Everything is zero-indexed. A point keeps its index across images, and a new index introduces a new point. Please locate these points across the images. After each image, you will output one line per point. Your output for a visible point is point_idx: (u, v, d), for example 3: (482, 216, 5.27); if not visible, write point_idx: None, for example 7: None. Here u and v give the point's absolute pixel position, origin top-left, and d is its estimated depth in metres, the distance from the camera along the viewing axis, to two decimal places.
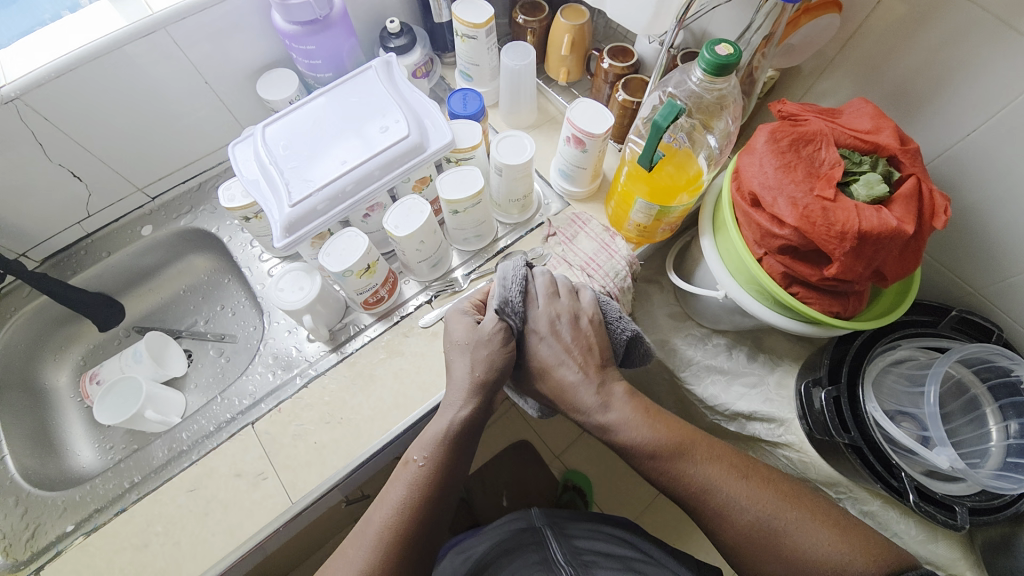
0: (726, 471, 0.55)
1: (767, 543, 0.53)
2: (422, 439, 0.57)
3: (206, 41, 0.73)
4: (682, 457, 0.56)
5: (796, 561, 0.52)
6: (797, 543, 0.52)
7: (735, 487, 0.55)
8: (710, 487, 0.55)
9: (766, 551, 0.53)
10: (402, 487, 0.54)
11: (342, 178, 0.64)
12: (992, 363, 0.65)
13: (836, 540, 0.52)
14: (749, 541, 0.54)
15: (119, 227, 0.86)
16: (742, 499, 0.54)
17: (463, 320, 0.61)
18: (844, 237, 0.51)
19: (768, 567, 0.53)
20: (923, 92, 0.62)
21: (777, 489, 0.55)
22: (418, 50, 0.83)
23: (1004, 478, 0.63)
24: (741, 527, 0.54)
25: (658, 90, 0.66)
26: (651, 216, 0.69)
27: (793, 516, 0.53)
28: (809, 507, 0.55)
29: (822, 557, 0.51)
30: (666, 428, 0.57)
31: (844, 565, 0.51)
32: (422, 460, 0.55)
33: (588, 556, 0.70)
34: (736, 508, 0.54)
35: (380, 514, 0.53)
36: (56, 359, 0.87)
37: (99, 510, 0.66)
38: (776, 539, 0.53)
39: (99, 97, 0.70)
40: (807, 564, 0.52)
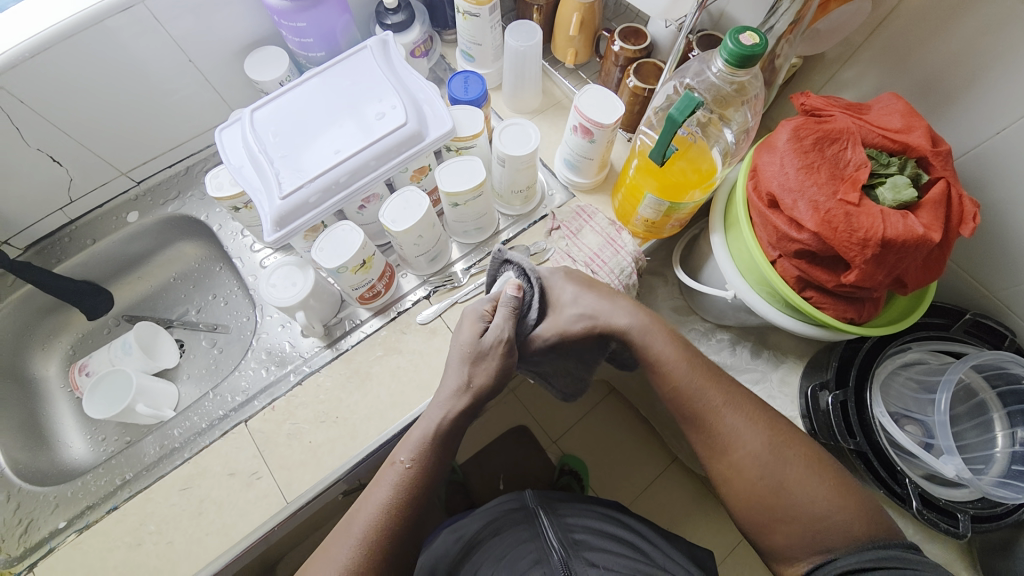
0: (743, 407, 0.56)
1: (761, 477, 0.53)
2: (408, 440, 0.56)
3: (189, 15, 0.68)
4: (701, 381, 0.57)
5: (779, 499, 0.52)
6: (790, 484, 0.52)
7: (743, 418, 0.55)
8: (718, 411, 0.56)
9: (754, 485, 0.53)
10: (387, 487, 0.53)
11: (336, 168, 0.61)
12: (1005, 371, 0.63)
13: (830, 490, 0.51)
14: (743, 471, 0.54)
15: (103, 213, 0.82)
16: (747, 429, 0.54)
17: (474, 323, 0.58)
18: (866, 244, 0.48)
19: (753, 501, 0.53)
20: (954, 84, 0.57)
21: (784, 432, 0.55)
22: (417, 27, 0.78)
23: (1008, 486, 0.62)
24: (738, 458, 0.54)
25: (674, 79, 0.62)
26: (660, 212, 0.65)
27: (792, 457, 0.53)
28: (809, 453, 0.54)
29: (812, 501, 0.51)
30: (692, 360, 0.58)
31: (833, 515, 0.50)
32: (407, 461, 0.54)
33: (579, 534, 0.67)
34: (739, 435, 0.54)
35: (366, 513, 0.52)
36: (44, 349, 0.85)
37: (91, 507, 0.65)
38: (770, 475, 0.52)
39: (78, 77, 0.66)
40: (789, 505, 0.51)
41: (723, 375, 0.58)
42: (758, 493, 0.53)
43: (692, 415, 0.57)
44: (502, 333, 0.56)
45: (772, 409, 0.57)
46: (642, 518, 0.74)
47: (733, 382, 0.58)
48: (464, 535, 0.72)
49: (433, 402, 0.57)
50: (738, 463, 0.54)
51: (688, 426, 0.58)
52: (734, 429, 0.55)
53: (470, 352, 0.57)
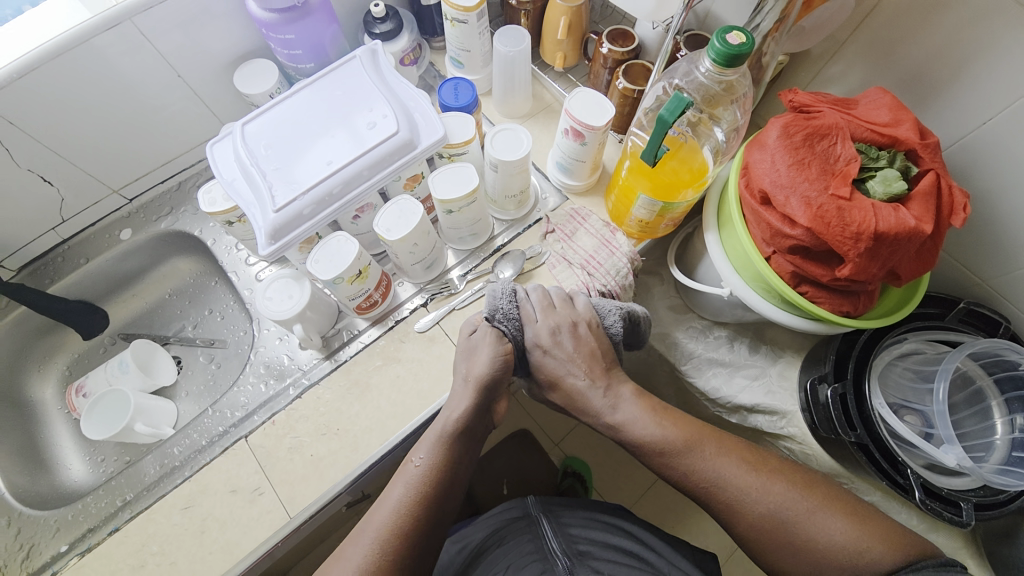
0: (737, 463, 0.56)
1: (778, 537, 0.53)
2: (422, 443, 0.57)
3: (177, 30, 0.68)
4: (689, 452, 0.56)
5: (807, 551, 0.52)
6: (811, 533, 0.52)
7: (744, 479, 0.55)
8: (720, 483, 0.55)
9: (776, 540, 0.53)
10: (402, 486, 0.54)
11: (329, 180, 0.61)
12: (1001, 358, 0.64)
13: (847, 528, 0.52)
14: (759, 534, 0.54)
15: (97, 231, 0.82)
16: (751, 493, 0.54)
17: (465, 327, 0.63)
18: (859, 238, 0.49)
19: (783, 556, 0.53)
20: (938, 77, 0.58)
21: (786, 478, 0.55)
22: (405, 35, 0.78)
23: (1009, 473, 0.62)
24: (754, 521, 0.54)
25: (663, 80, 0.63)
26: (653, 212, 0.66)
27: (802, 506, 0.53)
28: (816, 495, 0.54)
29: (837, 547, 0.51)
30: (672, 424, 0.58)
31: (866, 552, 0.50)
32: (419, 460, 0.56)
33: (583, 546, 0.67)
34: (744, 499, 0.54)
35: (380, 514, 0.52)
36: (40, 371, 0.84)
37: (93, 530, 0.64)
38: (787, 533, 0.53)
39: (66, 96, 0.66)
40: (819, 552, 0.52)
41: (712, 435, 0.58)
42: (784, 552, 0.53)
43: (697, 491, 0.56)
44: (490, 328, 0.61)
45: (767, 457, 0.57)
46: (645, 522, 0.74)
47: (724, 444, 0.58)
48: (468, 542, 0.72)
49: (447, 405, 0.59)
50: (753, 526, 0.54)
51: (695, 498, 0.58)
52: (739, 495, 0.54)
53: (466, 352, 0.61)
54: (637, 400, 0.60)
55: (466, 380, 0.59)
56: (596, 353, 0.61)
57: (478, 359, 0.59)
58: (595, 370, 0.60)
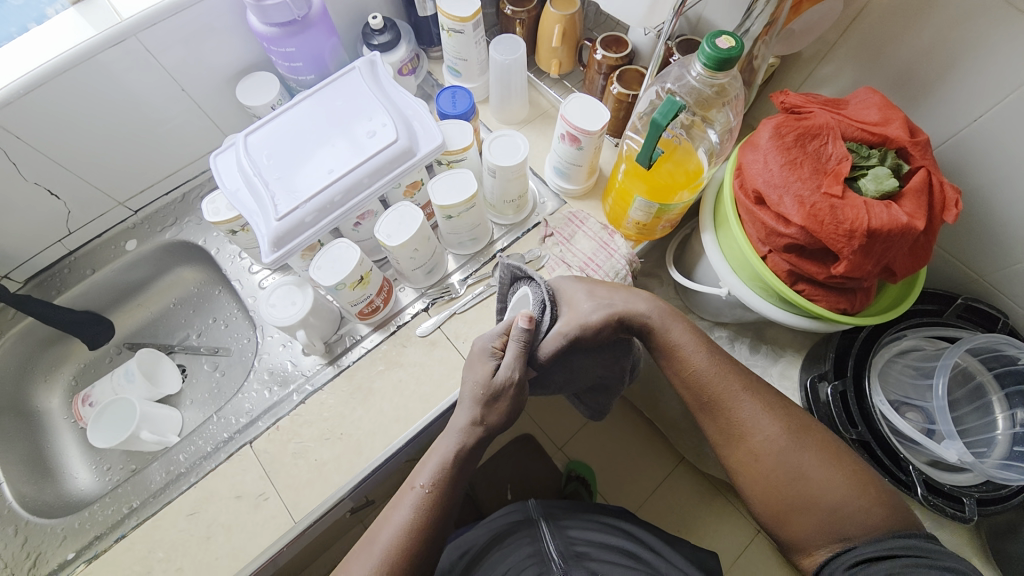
0: (762, 397, 0.57)
1: (775, 468, 0.54)
2: (425, 466, 0.56)
3: (180, 45, 0.70)
4: (717, 370, 0.58)
5: (797, 487, 0.53)
6: (804, 472, 0.53)
7: (759, 407, 0.56)
8: (740, 399, 0.57)
9: (771, 469, 0.54)
10: (408, 510, 0.53)
11: (330, 188, 0.62)
12: (1000, 352, 0.64)
13: (847, 480, 0.53)
14: (756, 457, 0.55)
15: (102, 242, 0.83)
16: (761, 418, 0.56)
17: (485, 361, 0.56)
18: (853, 235, 0.49)
19: (772, 493, 0.54)
20: (927, 76, 0.59)
21: (800, 422, 0.56)
22: (403, 46, 0.80)
23: (1010, 468, 0.62)
24: (756, 445, 0.55)
25: (656, 85, 0.64)
26: (650, 214, 0.66)
27: (807, 448, 0.54)
28: (825, 444, 0.55)
29: (828, 492, 0.52)
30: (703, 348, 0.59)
31: (851, 504, 0.51)
32: (426, 486, 0.54)
33: (581, 547, 0.67)
34: (756, 422, 0.56)
35: (387, 535, 0.52)
36: (47, 381, 0.85)
37: (99, 537, 0.65)
38: (785, 466, 0.54)
39: (73, 110, 0.67)
40: (810, 494, 0.53)
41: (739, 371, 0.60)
42: (773, 483, 0.54)
43: (709, 403, 0.58)
44: (512, 372, 0.55)
45: (789, 401, 0.58)
46: (649, 523, 0.74)
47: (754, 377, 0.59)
48: (468, 547, 0.72)
49: (450, 428, 0.57)
50: (753, 451, 0.55)
51: (700, 413, 0.59)
52: (750, 416, 0.56)
53: (483, 395, 0.55)
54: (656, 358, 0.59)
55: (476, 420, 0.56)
56: None
57: (497, 407, 0.56)
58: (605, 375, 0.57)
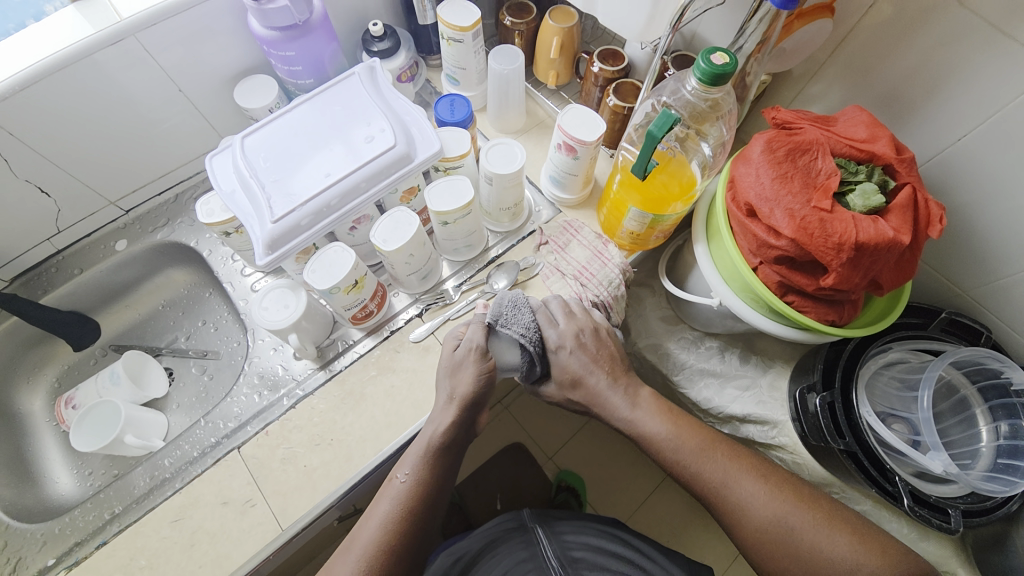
0: (745, 471, 0.57)
1: (780, 546, 0.54)
2: (406, 457, 0.58)
3: (179, 46, 0.70)
4: (699, 453, 0.58)
5: (809, 563, 0.53)
6: (809, 540, 0.53)
7: (751, 484, 0.56)
8: (727, 483, 0.56)
9: (780, 551, 0.54)
10: (387, 502, 0.55)
11: (326, 192, 0.62)
12: (983, 366, 0.66)
13: (851, 542, 0.53)
14: (760, 541, 0.54)
15: (91, 242, 0.82)
16: (756, 497, 0.55)
17: (450, 341, 0.63)
18: (841, 249, 0.50)
19: (782, 566, 0.54)
20: (914, 97, 0.61)
21: (793, 491, 0.56)
22: (402, 53, 0.80)
23: (995, 480, 0.63)
24: (759, 528, 0.54)
25: (652, 98, 0.65)
26: (644, 224, 0.67)
27: (805, 519, 0.54)
28: (821, 509, 0.55)
29: (839, 562, 0.52)
30: (684, 426, 0.60)
31: (864, 567, 0.51)
32: (404, 476, 0.56)
33: (577, 552, 0.67)
34: (750, 503, 0.55)
35: (367, 531, 0.53)
36: (29, 383, 0.83)
37: (80, 543, 0.63)
38: (788, 540, 0.53)
39: (67, 108, 0.67)
40: (821, 565, 0.52)
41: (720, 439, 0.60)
42: (782, 557, 0.54)
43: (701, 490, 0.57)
44: (472, 342, 0.60)
45: (775, 466, 0.58)
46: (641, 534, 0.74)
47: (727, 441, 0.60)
48: (462, 554, 0.70)
49: (430, 419, 0.60)
50: (758, 535, 0.54)
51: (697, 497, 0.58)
52: (745, 499, 0.55)
53: (451, 368, 0.60)
54: (653, 404, 0.62)
55: (450, 399, 0.59)
56: (607, 385, 0.62)
57: (463, 376, 0.59)
58: (611, 389, 0.61)
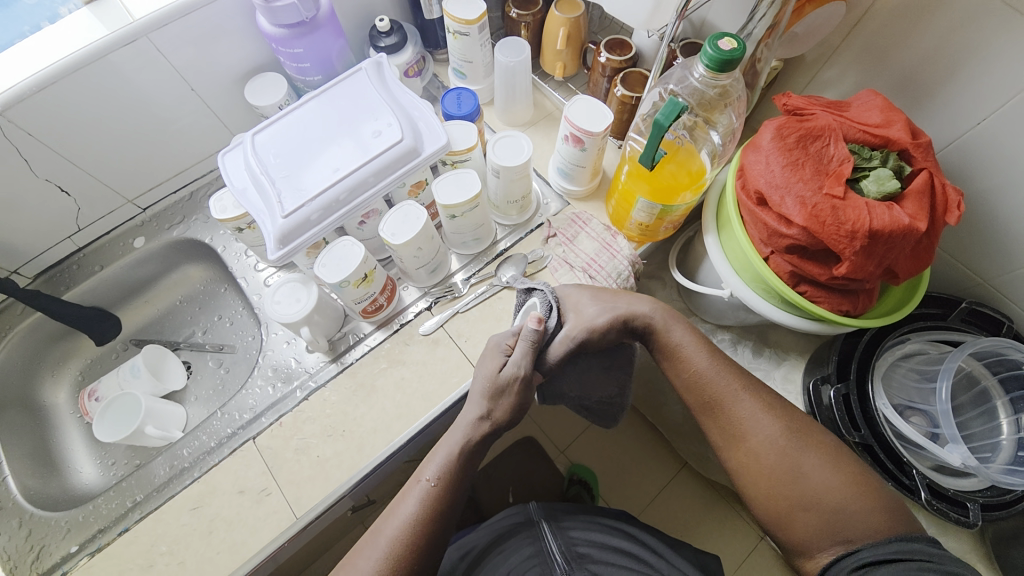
0: (759, 396, 0.59)
1: (772, 466, 0.55)
2: (432, 458, 0.58)
3: (191, 46, 0.71)
4: (711, 371, 0.60)
5: (798, 489, 0.54)
6: (801, 470, 0.54)
7: (761, 408, 0.58)
8: (737, 399, 0.58)
9: (773, 473, 0.55)
10: (413, 502, 0.56)
11: (335, 186, 0.63)
12: (1005, 356, 0.64)
13: (845, 480, 0.53)
14: (755, 458, 0.56)
15: (111, 239, 0.85)
16: (761, 417, 0.57)
17: (496, 357, 0.59)
18: (854, 236, 0.49)
19: (770, 488, 0.55)
20: (931, 80, 0.59)
21: (797, 422, 0.57)
22: (409, 48, 0.81)
23: (1015, 473, 0.62)
24: (756, 444, 0.56)
25: (659, 86, 0.64)
26: (653, 215, 0.67)
27: (805, 446, 0.55)
28: (822, 441, 0.56)
29: (828, 493, 0.53)
30: (702, 351, 0.61)
31: (850, 505, 0.52)
32: (432, 478, 0.56)
33: (582, 548, 0.67)
34: (755, 424, 0.57)
35: (392, 528, 0.54)
36: (54, 376, 0.86)
37: (103, 530, 0.65)
38: (782, 463, 0.55)
39: (84, 108, 0.68)
40: (810, 493, 0.53)
41: (735, 367, 0.61)
42: (771, 477, 0.55)
43: (708, 405, 0.59)
44: (519, 368, 0.57)
45: (788, 403, 0.59)
46: (650, 528, 0.73)
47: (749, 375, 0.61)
48: (468, 549, 0.72)
49: (460, 422, 0.60)
50: (753, 451, 0.56)
51: (703, 416, 0.60)
52: (750, 416, 0.57)
53: (491, 390, 0.58)
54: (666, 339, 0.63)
55: (483, 416, 0.58)
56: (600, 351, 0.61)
57: (502, 402, 0.58)
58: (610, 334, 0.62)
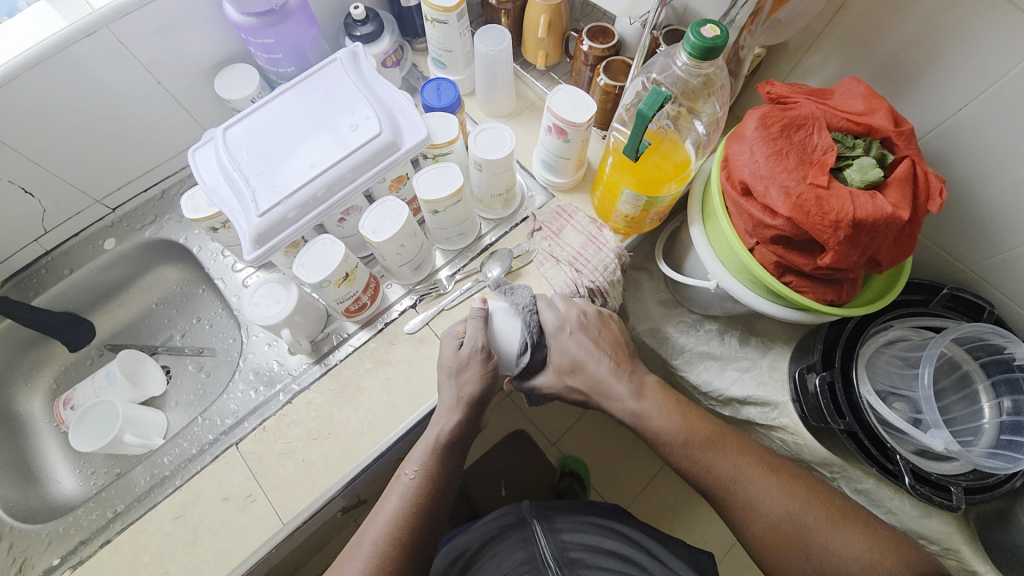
0: (757, 469, 0.57)
1: (787, 543, 0.55)
2: (414, 453, 0.58)
3: (156, 36, 0.68)
4: (706, 446, 0.58)
5: (822, 562, 0.54)
6: (820, 539, 0.54)
7: (762, 485, 0.56)
8: (737, 480, 0.57)
9: (792, 549, 0.55)
10: (397, 498, 0.56)
11: (312, 183, 0.61)
12: (985, 342, 0.65)
13: (862, 539, 0.54)
14: (771, 537, 0.55)
15: (80, 241, 0.81)
16: (768, 496, 0.56)
17: (449, 341, 0.61)
18: (838, 226, 0.49)
19: (792, 567, 0.55)
20: (914, 67, 0.59)
21: (802, 488, 0.57)
22: (386, 37, 0.78)
23: (998, 456, 0.63)
24: (768, 525, 0.55)
25: (642, 75, 0.63)
26: (638, 207, 0.66)
27: (815, 516, 0.55)
28: (829, 504, 0.56)
29: (850, 561, 0.53)
30: (695, 422, 0.59)
31: (874, 567, 0.52)
32: (413, 472, 0.56)
33: (575, 552, 0.67)
34: (762, 504, 0.56)
35: (376, 525, 0.54)
36: (27, 385, 0.83)
37: (84, 542, 0.64)
38: (799, 540, 0.54)
39: (44, 104, 0.65)
40: (834, 565, 0.53)
41: (726, 433, 0.60)
42: (792, 554, 0.55)
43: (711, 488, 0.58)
44: (476, 341, 0.60)
45: (785, 464, 0.59)
46: (639, 524, 0.74)
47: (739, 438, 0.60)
48: (461, 552, 0.70)
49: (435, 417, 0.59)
50: (764, 531, 0.55)
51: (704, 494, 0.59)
52: (757, 498, 0.56)
53: (453, 368, 0.59)
54: (657, 396, 0.61)
55: (455, 401, 0.59)
56: (611, 375, 0.61)
57: (468, 379, 0.59)
58: (614, 376, 0.61)
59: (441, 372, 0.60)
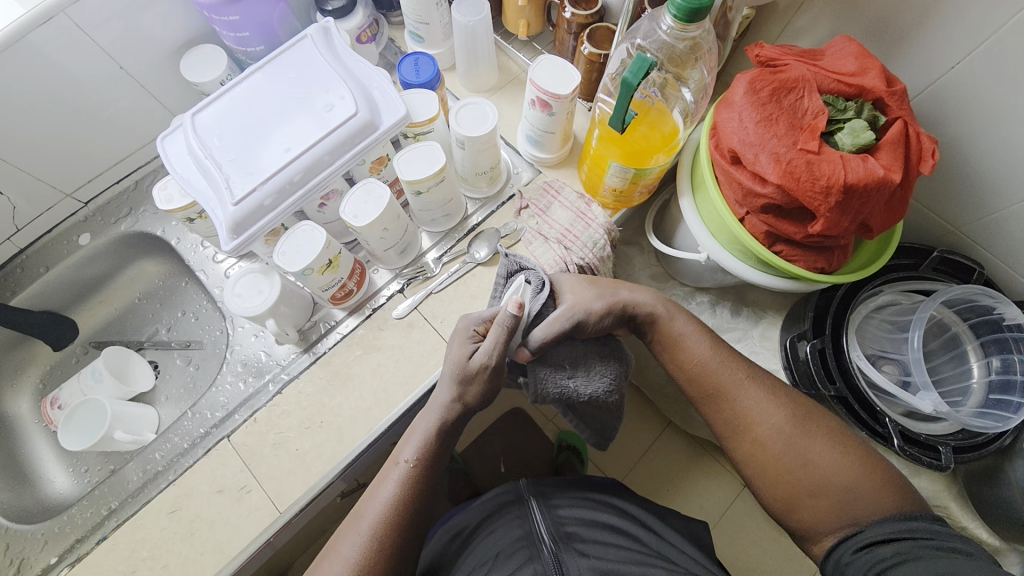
0: (760, 385, 0.59)
1: (779, 450, 0.55)
2: (409, 438, 0.57)
3: (116, 19, 0.64)
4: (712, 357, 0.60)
5: (809, 473, 0.54)
6: (811, 453, 0.54)
7: (763, 397, 0.58)
8: (739, 390, 0.58)
9: (782, 457, 0.55)
10: (392, 485, 0.55)
11: (288, 168, 0.58)
12: (975, 303, 0.65)
13: (853, 460, 0.54)
14: (764, 444, 0.56)
15: (54, 238, 0.79)
16: (767, 406, 0.57)
17: (463, 344, 0.56)
18: (829, 192, 0.48)
19: (780, 478, 0.55)
20: (906, 23, 0.57)
21: (801, 407, 0.58)
22: (360, 11, 0.75)
23: (987, 416, 0.63)
24: (764, 433, 0.56)
25: (626, 42, 0.61)
26: (626, 180, 0.64)
27: (811, 426, 0.56)
28: (826, 426, 0.56)
29: (837, 475, 0.53)
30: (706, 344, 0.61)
31: (860, 486, 0.52)
32: (409, 460, 0.56)
33: (571, 527, 0.66)
34: (760, 412, 0.57)
35: (375, 507, 0.54)
36: (12, 386, 0.82)
37: (81, 540, 0.63)
38: (792, 449, 0.55)
39: (2, 96, 0.62)
40: (821, 478, 0.53)
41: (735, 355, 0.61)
42: (781, 465, 0.55)
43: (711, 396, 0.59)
44: (489, 356, 0.54)
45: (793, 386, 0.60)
46: (638, 500, 0.75)
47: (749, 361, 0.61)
48: (460, 529, 0.72)
49: (430, 406, 0.58)
50: (761, 439, 0.56)
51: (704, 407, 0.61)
52: (755, 406, 0.57)
53: (459, 375, 0.56)
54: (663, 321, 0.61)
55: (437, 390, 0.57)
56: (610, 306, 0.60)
57: (473, 387, 0.56)
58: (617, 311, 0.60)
59: (446, 371, 0.57)
